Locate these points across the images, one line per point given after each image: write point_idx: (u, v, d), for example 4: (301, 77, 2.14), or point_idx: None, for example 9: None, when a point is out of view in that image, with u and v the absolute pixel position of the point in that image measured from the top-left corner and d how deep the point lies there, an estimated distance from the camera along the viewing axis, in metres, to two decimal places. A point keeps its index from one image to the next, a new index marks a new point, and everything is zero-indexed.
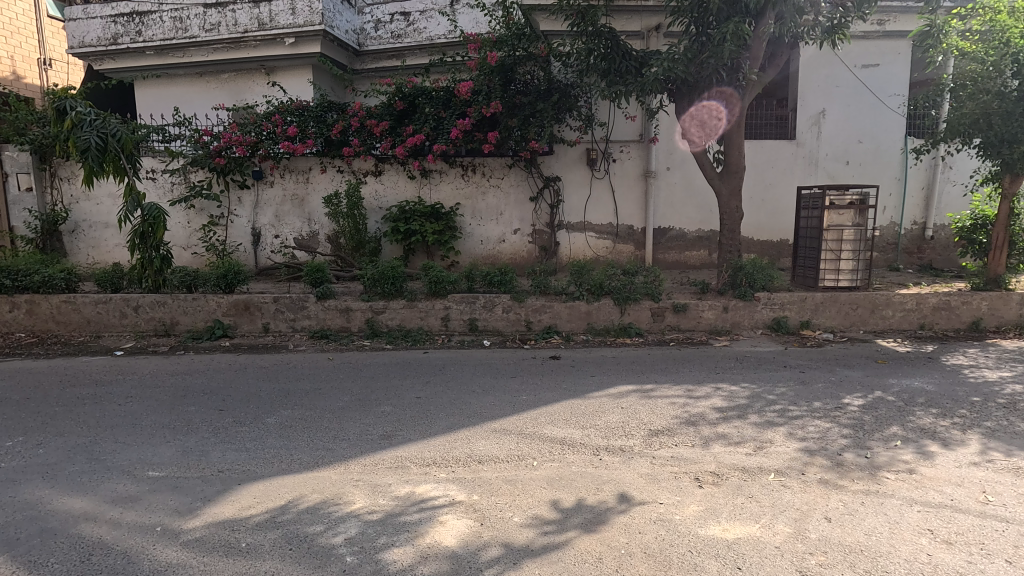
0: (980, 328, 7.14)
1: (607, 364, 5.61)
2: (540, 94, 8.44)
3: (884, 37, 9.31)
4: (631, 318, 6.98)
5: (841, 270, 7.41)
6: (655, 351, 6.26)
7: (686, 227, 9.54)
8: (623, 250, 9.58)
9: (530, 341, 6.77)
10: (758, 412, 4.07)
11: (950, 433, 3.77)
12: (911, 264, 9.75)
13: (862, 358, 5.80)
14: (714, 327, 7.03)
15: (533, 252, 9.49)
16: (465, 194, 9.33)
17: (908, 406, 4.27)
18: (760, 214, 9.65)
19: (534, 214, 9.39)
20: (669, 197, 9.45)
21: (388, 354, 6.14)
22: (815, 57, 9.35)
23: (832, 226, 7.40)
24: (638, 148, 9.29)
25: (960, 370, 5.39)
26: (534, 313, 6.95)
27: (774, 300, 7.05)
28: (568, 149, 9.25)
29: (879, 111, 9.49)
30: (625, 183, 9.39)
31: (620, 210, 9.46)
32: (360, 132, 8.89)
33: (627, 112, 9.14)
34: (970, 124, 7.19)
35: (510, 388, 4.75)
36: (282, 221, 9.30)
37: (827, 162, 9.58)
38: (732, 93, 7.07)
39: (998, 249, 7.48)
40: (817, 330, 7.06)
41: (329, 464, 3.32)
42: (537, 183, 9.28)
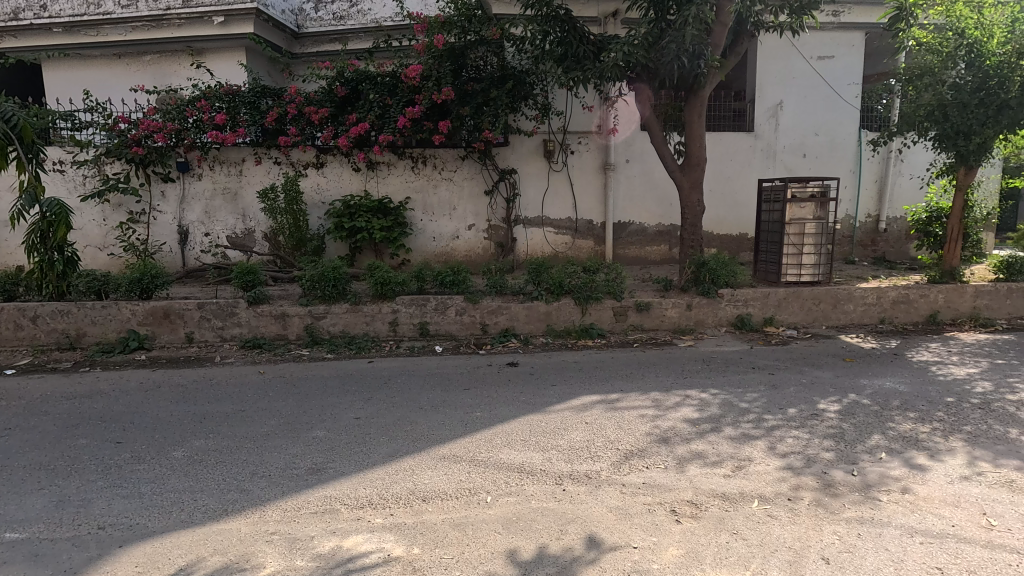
0: (937, 321, 7.14)
1: (568, 370, 5.21)
2: (494, 81, 7.95)
3: (839, 29, 9.24)
4: (593, 318, 6.61)
5: (804, 265, 7.25)
6: (619, 354, 5.90)
7: (646, 221, 9.26)
8: (582, 246, 9.21)
9: (486, 345, 6.30)
10: (733, 424, 3.73)
11: (934, 440, 3.52)
12: (865, 257, 9.80)
13: (829, 356, 5.61)
14: (678, 326, 6.74)
15: (489, 249, 9.01)
16: (416, 187, 8.76)
17: (885, 411, 4.03)
18: (720, 208, 9.47)
19: (489, 209, 8.91)
20: (628, 191, 9.15)
21: (329, 365, 5.55)
22: (772, 47, 9.22)
23: (794, 219, 7.22)
24: (597, 139, 8.93)
25: (927, 367, 5.26)
26: (490, 315, 6.48)
27: (738, 296, 6.81)
28: (524, 140, 8.80)
29: (835, 103, 9.45)
30: (584, 176, 9.02)
31: (579, 205, 9.09)
32: (298, 120, 8.16)
33: (584, 102, 8.76)
34: (925, 115, 7.11)
35: (462, 403, 4.26)
36: (212, 218, 8.50)
37: (785, 154, 9.47)
38: (693, 81, 6.74)
39: (953, 241, 7.48)
40: (781, 327, 6.88)
41: (239, 512, 2.75)
42: (492, 175, 8.79)
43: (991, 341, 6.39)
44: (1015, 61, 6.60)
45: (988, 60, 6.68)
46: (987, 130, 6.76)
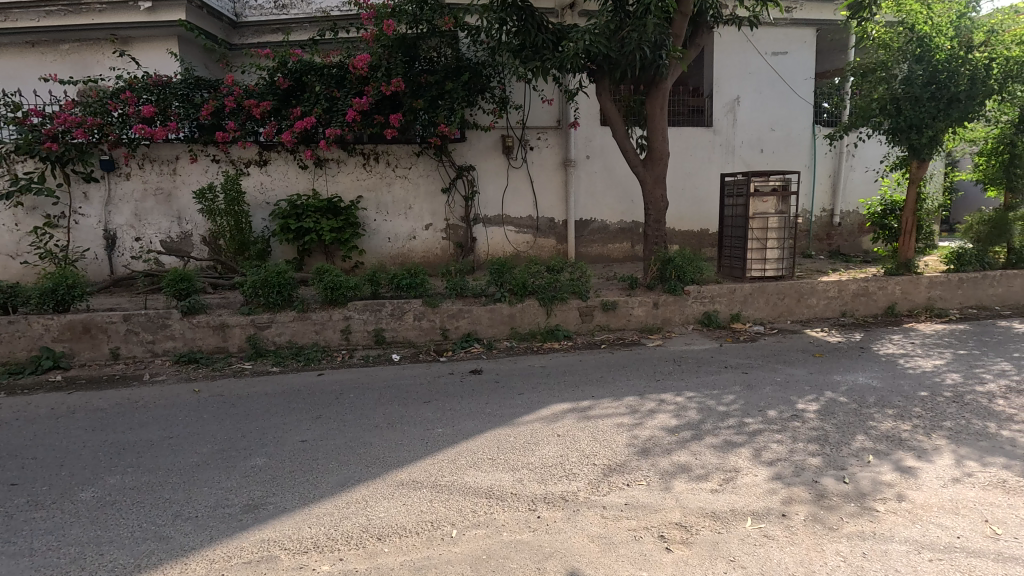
0: (895, 312, 7.21)
1: (535, 376, 4.90)
2: (449, 73, 7.56)
3: (792, 26, 9.31)
4: (559, 319, 6.34)
5: (767, 260, 7.21)
6: (587, 356, 5.63)
7: (608, 218, 9.07)
8: (544, 245, 8.94)
9: (447, 352, 5.93)
10: (713, 432, 3.52)
11: (917, 439, 3.39)
12: (821, 251, 9.93)
13: (798, 352, 5.51)
14: (645, 325, 6.55)
15: (448, 249, 8.63)
16: (368, 185, 8.29)
17: (864, 409, 3.90)
18: (681, 203, 9.38)
19: (447, 207, 8.53)
20: (589, 187, 8.94)
21: (274, 380, 5.06)
22: (730, 42, 9.18)
23: (757, 214, 7.15)
24: (556, 134, 8.69)
25: (894, 360, 5.22)
26: (450, 318, 6.12)
27: (704, 293, 6.68)
28: (482, 135, 8.47)
29: (790, 98, 9.52)
30: (544, 173, 8.76)
31: (540, 202, 8.82)
32: (237, 114, 7.53)
33: (543, 96, 8.49)
34: (878, 109, 7.14)
35: (421, 419, 3.89)
36: (143, 221, 7.80)
37: (743, 149, 9.47)
38: (655, 72, 6.56)
39: (907, 234, 7.58)
40: (747, 322, 6.79)
41: (157, 567, 2.31)
42: (448, 172, 8.42)
43: (949, 331, 6.47)
44: (962, 55, 6.70)
45: (938, 54, 6.76)
46: (939, 123, 6.84)
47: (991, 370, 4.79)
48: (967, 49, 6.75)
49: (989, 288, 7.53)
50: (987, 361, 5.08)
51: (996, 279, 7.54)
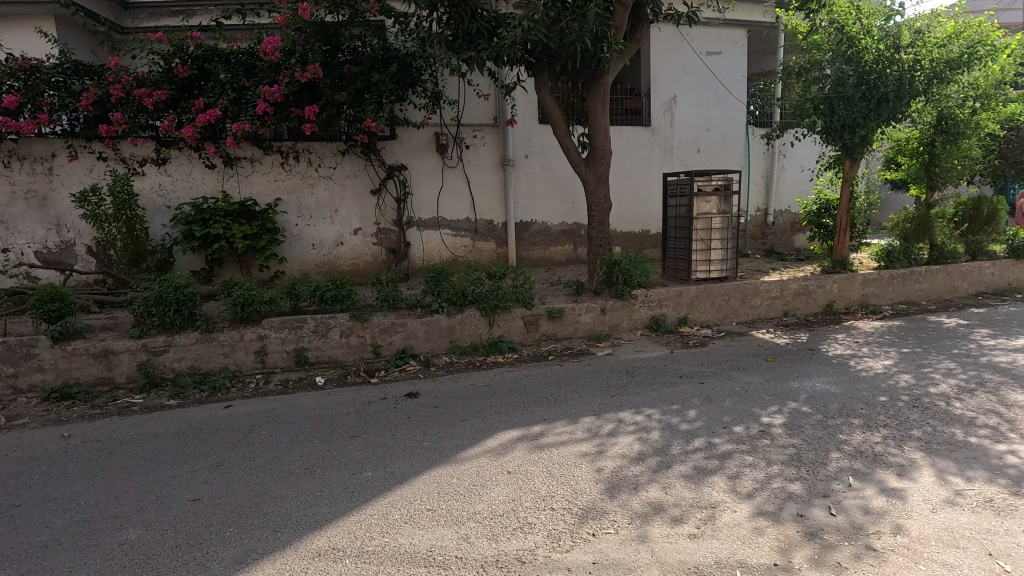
0: (834, 310, 7.27)
1: (478, 398, 4.39)
2: (375, 63, 6.91)
3: (724, 26, 9.32)
4: (502, 330, 5.88)
5: (712, 261, 7.06)
6: (534, 370, 5.17)
7: (549, 219, 8.71)
8: (483, 248, 8.44)
9: (379, 371, 5.30)
10: (682, 458, 3.15)
11: (892, 453, 3.17)
12: (758, 250, 10.02)
13: (750, 357, 5.32)
14: (592, 332, 6.20)
15: (379, 255, 7.97)
16: (287, 187, 7.49)
17: (830, 420, 3.67)
18: (623, 204, 9.17)
19: (377, 210, 7.87)
20: (529, 187, 8.54)
21: (171, 415, 4.27)
22: (665, 40, 9.06)
23: (701, 215, 6.99)
24: (493, 132, 8.24)
25: (845, 362, 5.12)
26: (382, 333, 5.51)
27: (651, 297, 6.42)
28: (413, 132, 7.88)
29: (724, 98, 9.55)
30: (481, 173, 8.28)
31: (478, 204, 8.33)
32: (126, 105, 6.56)
33: (478, 91, 8.01)
34: (812, 107, 7.23)
35: (348, 460, 3.29)
36: (12, 229, 6.64)
37: (681, 149, 9.39)
38: (595, 66, 6.24)
39: (842, 233, 7.69)
40: (695, 326, 6.60)
41: None
42: (378, 172, 7.77)
43: (887, 328, 6.54)
44: (890, 56, 6.80)
45: (867, 55, 6.84)
46: (869, 123, 6.93)
47: (940, 369, 4.75)
48: (896, 48, 6.86)
49: (916, 283, 7.77)
50: (932, 359, 5.07)
51: (922, 275, 7.80)
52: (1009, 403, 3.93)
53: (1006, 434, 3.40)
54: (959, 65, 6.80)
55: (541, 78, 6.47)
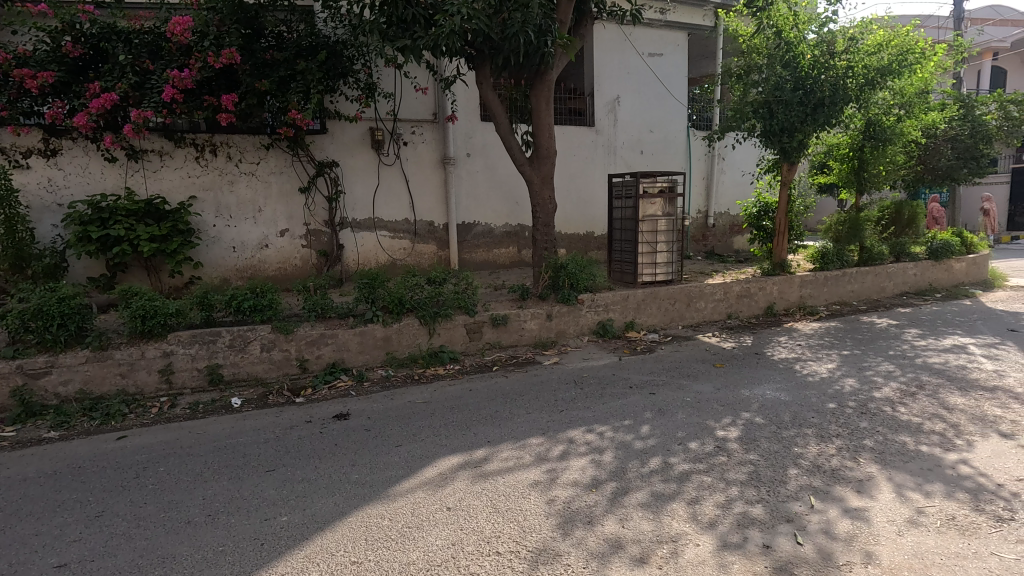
0: (774, 312, 7.35)
1: (416, 418, 4.00)
2: (301, 50, 6.34)
3: (665, 28, 9.33)
4: (443, 339, 5.51)
5: (658, 264, 6.95)
6: (477, 383, 4.83)
7: (492, 221, 8.39)
8: (423, 251, 8.01)
9: (305, 390, 4.79)
10: (638, 484, 2.90)
11: (849, 467, 3.05)
12: (699, 252, 10.10)
13: (698, 363, 5.19)
14: (538, 339, 5.93)
15: (309, 259, 7.39)
16: (203, 183, 6.79)
17: (783, 432, 3.55)
18: (567, 205, 8.98)
19: (306, 210, 7.30)
20: (471, 187, 8.18)
21: (50, 451, 3.63)
22: (608, 40, 8.95)
23: (646, 217, 6.87)
24: (433, 128, 7.84)
25: (791, 366, 5.07)
26: (308, 346, 5.00)
27: (598, 301, 6.23)
28: (346, 127, 7.36)
29: (666, 100, 9.55)
30: (420, 171, 7.85)
31: (417, 204, 7.89)
32: (4, 87, 5.66)
33: (416, 84, 7.58)
34: (752, 111, 7.29)
35: (262, 501, 2.83)
36: None
37: (624, 150, 9.31)
38: (540, 61, 5.95)
39: (781, 235, 7.81)
40: (642, 331, 6.46)
41: None
42: (306, 169, 7.20)
43: (825, 329, 6.64)
44: (824, 62, 6.94)
45: (803, 59, 6.94)
46: (806, 127, 7.04)
47: (881, 372, 4.77)
48: (830, 53, 7.01)
49: (848, 285, 8.01)
50: (872, 362, 5.11)
51: (853, 276, 8.04)
52: (951, 406, 3.94)
53: (954, 441, 3.35)
54: (888, 72, 7.01)
55: (483, 72, 6.13)
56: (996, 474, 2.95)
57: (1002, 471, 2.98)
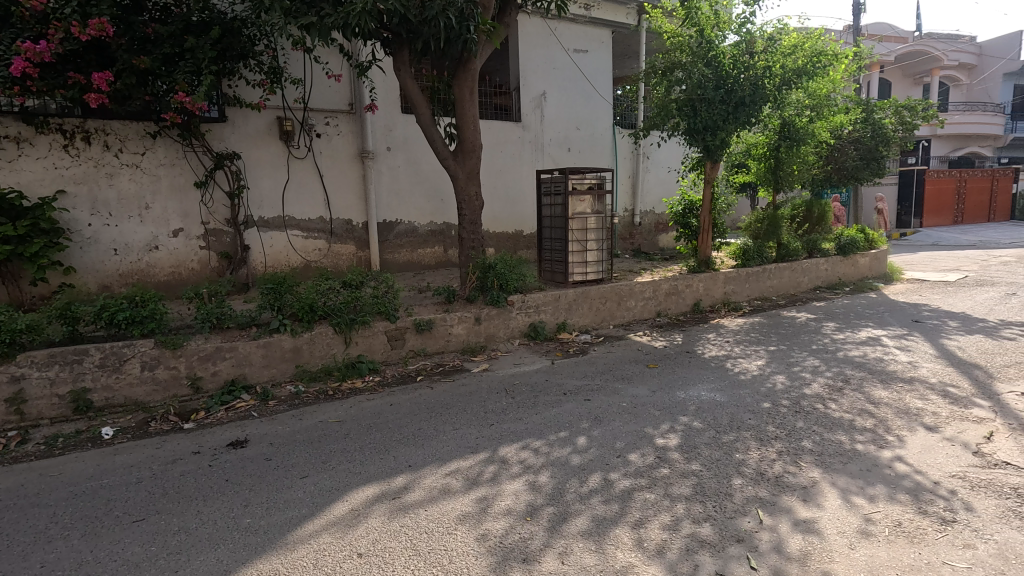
0: (701, 309, 7.39)
1: (327, 441, 3.51)
2: (191, 26, 5.59)
3: (590, 24, 9.25)
4: (361, 349, 5.01)
5: (588, 263, 6.78)
6: (399, 396, 4.38)
7: (416, 219, 7.92)
8: (341, 252, 7.41)
9: (197, 413, 4.13)
10: (577, 508, 2.61)
11: (791, 473, 2.92)
12: (627, 250, 10.11)
13: (632, 364, 5.02)
14: (466, 345, 5.56)
15: (209, 261, 6.61)
16: (74, 175, 5.86)
17: (723, 436, 3.40)
18: (495, 203, 8.66)
19: (204, 207, 6.51)
20: (392, 183, 7.67)
21: None
22: (533, 34, 8.72)
23: (576, 214, 6.67)
24: (349, 120, 7.27)
25: (722, 364, 5.01)
26: (201, 362, 4.35)
27: (529, 302, 5.95)
28: (249, 115, 6.65)
29: (592, 98, 9.47)
30: (336, 165, 7.25)
31: (333, 201, 7.28)
32: None
33: (328, 71, 6.98)
34: (676, 109, 7.29)
35: (123, 565, 2.26)
36: None
37: (552, 147, 9.12)
38: (461, 48, 5.57)
39: (706, 233, 7.89)
40: (574, 332, 6.25)
41: None
42: (203, 161, 6.42)
43: (750, 325, 6.74)
44: (744, 61, 7.06)
45: (724, 58, 7.03)
46: (729, 125, 7.12)
47: (808, 368, 4.80)
48: (748, 53, 7.12)
49: (768, 280, 8.24)
50: (797, 358, 5.15)
51: (772, 272, 8.28)
52: (877, 401, 3.97)
53: (886, 437, 3.33)
54: (802, 73, 7.24)
55: (401, 58, 5.67)
56: (931, 471, 2.92)
57: (936, 467, 2.95)
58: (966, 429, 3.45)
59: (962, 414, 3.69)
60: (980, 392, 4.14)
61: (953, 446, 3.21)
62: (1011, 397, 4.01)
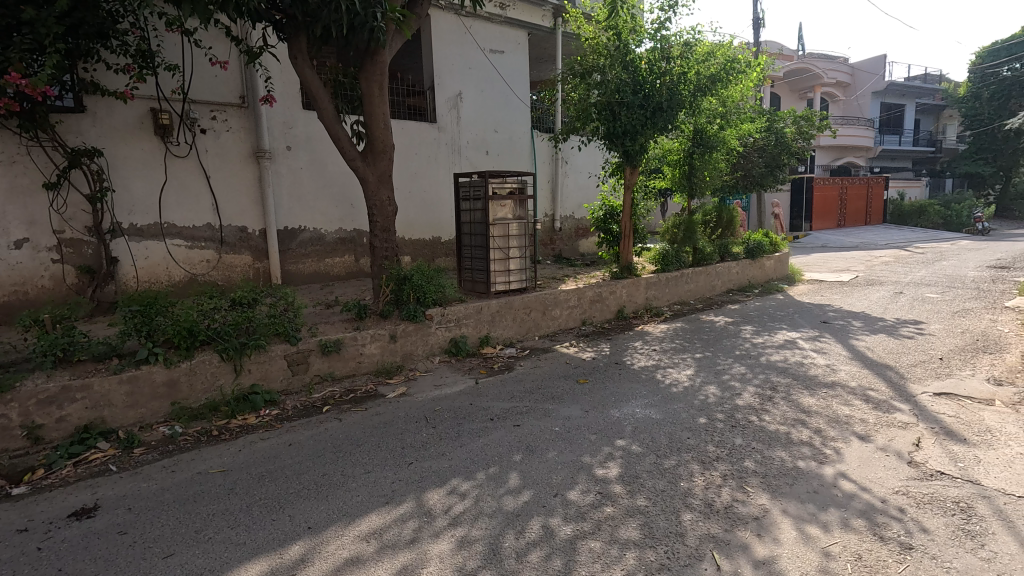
0: (625, 315, 7.28)
1: (206, 501, 2.86)
2: None
3: (506, 24, 8.97)
4: (254, 378, 4.32)
5: (511, 271, 6.44)
6: (300, 433, 3.76)
7: (322, 226, 7.20)
8: (234, 263, 6.54)
9: (35, 472, 3.28)
10: (516, 569, 2.21)
11: (741, 502, 2.70)
12: (548, 256, 9.90)
13: (562, 380, 4.71)
14: (380, 366, 5.00)
15: (65, 277, 5.55)
16: None
17: (664, 460, 3.14)
18: (410, 208, 8.11)
19: (56, 213, 5.46)
20: (293, 185, 6.92)
21: None
22: (447, 31, 8.28)
23: (497, 220, 6.29)
24: (240, 114, 6.45)
25: (653, 375, 4.83)
26: (41, 407, 3.50)
27: (449, 316, 5.49)
28: (115, 106, 5.69)
29: (509, 99, 9.18)
30: (226, 165, 6.40)
31: (223, 206, 6.41)
32: None
33: (213, 57, 6.14)
34: (596, 112, 7.12)
35: None
36: None
37: (469, 150, 8.71)
38: (368, 37, 5.02)
39: (627, 238, 7.82)
40: (498, 345, 5.87)
41: None
42: (53, 158, 5.38)
43: (673, 331, 6.70)
44: (660, 67, 7.06)
45: (641, 63, 7.01)
46: (647, 130, 7.06)
47: (736, 376, 4.73)
48: (665, 58, 7.12)
49: (686, 285, 8.33)
50: (724, 365, 5.08)
51: (689, 277, 8.38)
52: (808, 410, 3.91)
53: (824, 452, 3.22)
54: (715, 81, 7.35)
55: (298, 46, 5.04)
56: (875, 488, 2.82)
57: (878, 483, 2.86)
58: (896, 436, 3.44)
59: (888, 420, 3.70)
60: (898, 394, 4.22)
61: (888, 457, 3.16)
62: (926, 398, 4.12)
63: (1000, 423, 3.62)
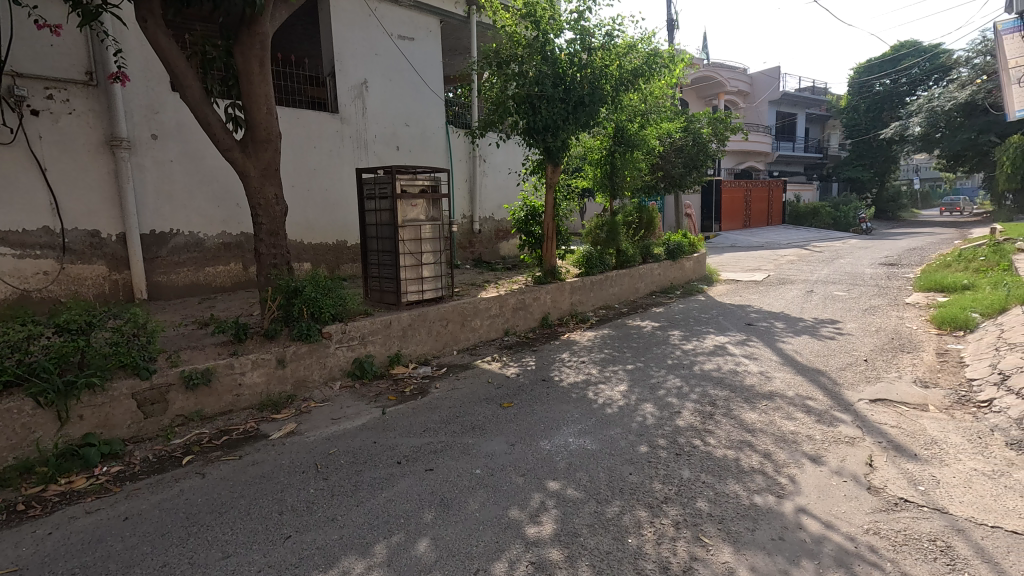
0: (549, 323, 6.81)
1: None
2: None
3: (415, 9, 8.25)
4: (89, 425, 3.35)
5: (424, 279, 5.75)
6: (144, 500, 2.88)
7: (200, 229, 6.14)
8: (82, 275, 5.36)
9: None
10: None
11: (701, 560, 2.23)
12: (466, 260, 9.27)
13: (483, 405, 4.09)
14: (265, 397, 4.15)
15: None
16: None
17: (606, 508, 2.62)
18: (308, 209, 7.18)
19: None
20: (160, 182, 5.82)
21: None
22: (348, 12, 7.43)
23: (407, 222, 5.57)
24: (85, 93, 5.30)
25: (584, 394, 4.34)
26: None
27: (350, 333, 4.71)
28: None
29: (421, 91, 8.46)
30: (68, 156, 5.22)
31: (65, 204, 5.22)
32: None
33: (43, 20, 4.97)
34: (514, 105, 6.55)
35: None
36: None
37: (376, 145, 7.90)
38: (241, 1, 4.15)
39: (550, 241, 7.35)
40: (410, 364, 5.16)
41: None
42: None
43: (601, 338, 6.31)
44: (580, 59, 6.65)
45: (561, 55, 6.58)
46: (569, 126, 6.64)
47: (672, 391, 4.33)
48: (585, 50, 6.73)
49: (610, 288, 8.02)
50: (658, 378, 4.69)
51: (614, 280, 8.09)
52: (752, 428, 3.56)
53: (779, 482, 2.85)
54: (637, 76, 7.07)
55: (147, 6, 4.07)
56: (841, 525, 2.46)
57: (844, 519, 2.50)
58: (847, 455, 3.15)
59: (834, 436, 3.42)
60: (836, 403, 3.99)
61: (846, 483, 2.83)
62: (864, 406, 3.92)
63: (943, 433, 3.44)
